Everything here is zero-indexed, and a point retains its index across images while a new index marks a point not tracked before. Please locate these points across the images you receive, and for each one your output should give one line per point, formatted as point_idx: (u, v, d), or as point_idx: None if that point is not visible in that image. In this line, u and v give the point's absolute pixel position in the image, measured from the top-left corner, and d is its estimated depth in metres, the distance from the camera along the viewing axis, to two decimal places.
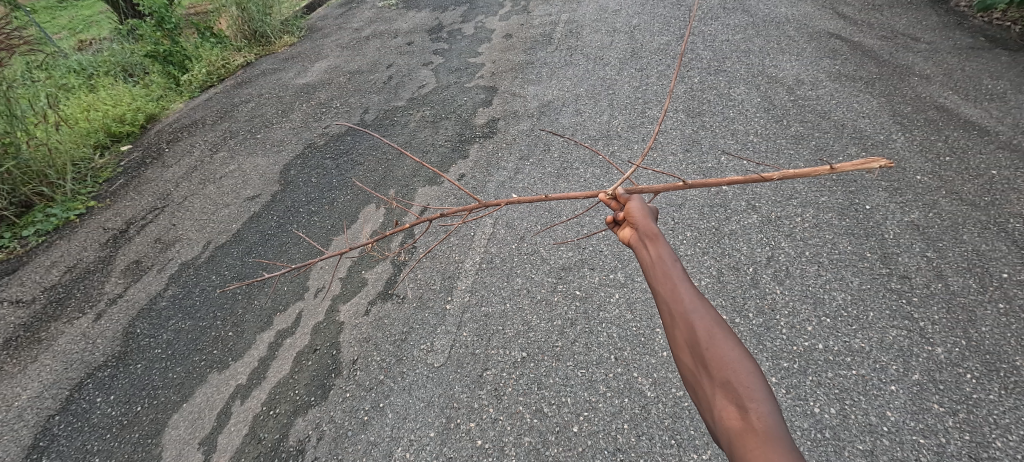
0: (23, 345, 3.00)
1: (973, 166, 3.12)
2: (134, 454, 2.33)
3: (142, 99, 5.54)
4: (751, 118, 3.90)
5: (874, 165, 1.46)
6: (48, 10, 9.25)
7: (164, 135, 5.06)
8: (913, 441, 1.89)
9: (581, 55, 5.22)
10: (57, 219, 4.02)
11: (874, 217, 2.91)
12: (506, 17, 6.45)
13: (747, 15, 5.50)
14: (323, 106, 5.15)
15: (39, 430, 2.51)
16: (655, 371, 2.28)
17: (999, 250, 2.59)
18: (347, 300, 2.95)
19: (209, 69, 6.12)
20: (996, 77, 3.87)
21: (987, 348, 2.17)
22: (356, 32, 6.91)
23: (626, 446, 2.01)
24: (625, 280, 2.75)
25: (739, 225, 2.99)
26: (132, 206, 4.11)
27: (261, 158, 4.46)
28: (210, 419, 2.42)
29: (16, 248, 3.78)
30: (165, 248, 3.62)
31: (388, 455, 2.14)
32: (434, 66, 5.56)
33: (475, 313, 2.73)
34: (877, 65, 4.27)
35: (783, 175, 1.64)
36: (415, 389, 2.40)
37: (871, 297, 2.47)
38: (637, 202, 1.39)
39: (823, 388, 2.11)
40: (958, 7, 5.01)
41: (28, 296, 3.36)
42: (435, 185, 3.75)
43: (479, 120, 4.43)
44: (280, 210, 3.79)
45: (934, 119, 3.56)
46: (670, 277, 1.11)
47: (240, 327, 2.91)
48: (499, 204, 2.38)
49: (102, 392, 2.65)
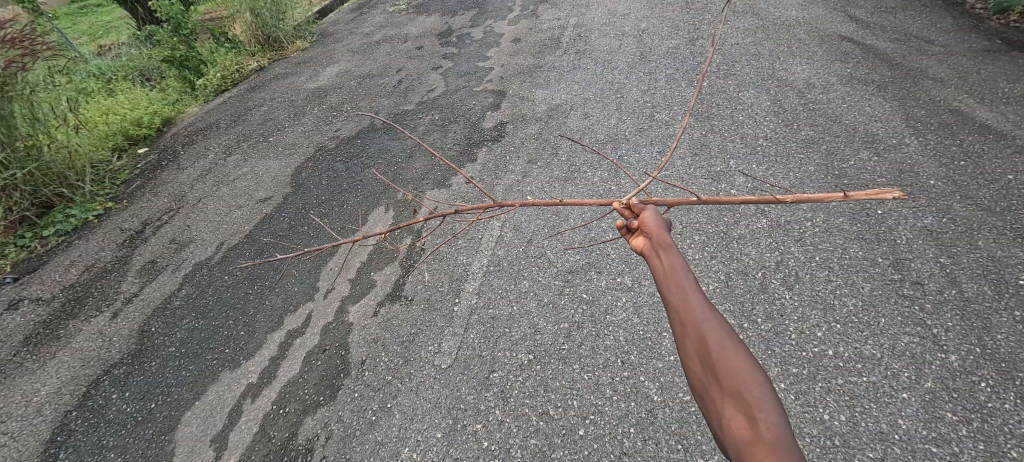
0: (43, 342, 3.08)
1: (989, 171, 3.06)
2: (148, 450, 2.37)
3: (158, 103, 5.69)
4: (761, 121, 3.89)
5: (887, 195, 1.43)
6: (69, 17, 9.57)
7: (180, 138, 5.18)
8: (924, 449, 1.86)
9: (590, 59, 5.24)
10: (77, 219, 4.13)
11: (886, 221, 2.88)
12: (515, 21, 6.49)
13: (758, 18, 5.48)
14: (334, 108, 5.23)
15: (56, 425, 2.57)
16: (662, 376, 2.27)
17: (1016, 256, 2.53)
18: (356, 301, 2.99)
19: (224, 73, 6.26)
20: (1013, 80, 3.80)
21: (1002, 356, 2.13)
22: (367, 36, 7.01)
23: (633, 450, 2.00)
24: (632, 284, 2.75)
25: (747, 230, 2.98)
26: (149, 207, 4.21)
27: (273, 161, 4.54)
28: (222, 417, 2.47)
29: (37, 248, 3.88)
30: (179, 249, 3.69)
31: (395, 455, 2.16)
32: (443, 69, 5.62)
33: (483, 315, 2.75)
34: (890, 68, 4.22)
35: (795, 198, 1.61)
36: (422, 389, 2.42)
37: (882, 303, 2.44)
38: (652, 212, 1.38)
39: (833, 394, 2.09)
40: (974, 9, 4.92)
41: (48, 294, 3.44)
42: (444, 188, 3.80)
43: (488, 123, 4.46)
44: (292, 211, 3.85)
45: (949, 123, 3.51)
46: (682, 286, 1.11)
47: (252, 327, 2.96)
48: (514, 204, 2.36)
49: (118, 389, 2.71)
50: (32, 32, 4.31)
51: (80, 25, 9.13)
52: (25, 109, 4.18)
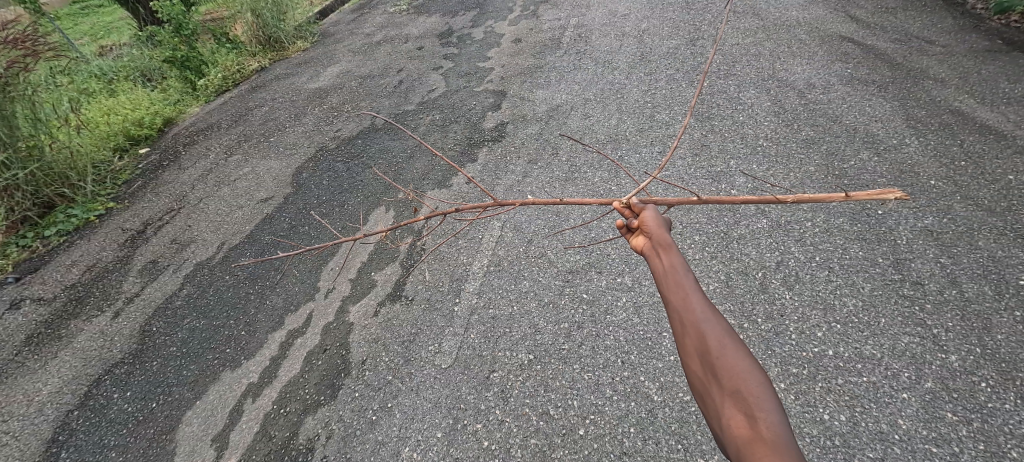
0: (45, 342, 3.08)
1: (990, 171, 3.06)
2: (149, 450, 2.38)
3: (159, 103, 5.70)
4: (761, 121, 3.89)
5: (889, 196, 1.43)
6: (71, 17, 9.59)
7: (181, 138, 5.19)
8: (924, 450, 1.86)
9: (590, 59, 5.25)
10: (78, 219, 4.14)
11: (887, 221, 2.88)
12: (516, 22, 6.50)
13: (758, 18, 5.48)
14: (334, 109, 5.24)
15: (58, 424, 2.57)
16: (662, 376, 2.27)
17: (1016, 256, 2.53)
18: (357, 301, 2.99)
19: (225, 74, 6.28)
20: (1014, 80, 3.80)
21: (1002, 356, 2.13)
22: (368, 36, 7.01)
23: (633, 450, 2.00)
24: (632, 284, 2.76)
25: (748, 230, 2.98)
26: (150, 207, 4.22)
27: (274, 161, 4.54)
28: (223, 416, 2.47)
29: (38, 248, 3.89)
30: (181, 248, 3.70)
31: (396, 454, 2.16)
32: (444, 70, 5.62)
33: (483, 315, 2.75)
34: (890, 68, 4.22)
35: (797, 198, 1.61)
36: (423, 389, 2.42)
37: (883, 304, 2.44)
38: (652, 212, 1.39)
39: (833, 395, 2.09)
40: (974, 9, 4.92)
41: (49, 294, 3.45)
42: (445, 188, 3.80)
43: (489, 124, 4.47)
44: (292, 211, 3.86)
45: (949, 123, 3.51)
46: (682, 286, 1.11)
47: (253, 326, 2.96)
48: (515, 204, 2.36)
49: (120, 389, 2.72)
50: (34, 32, 4.32)
51: (81, 25, 9.16)
52: (27, 110, 4.18)
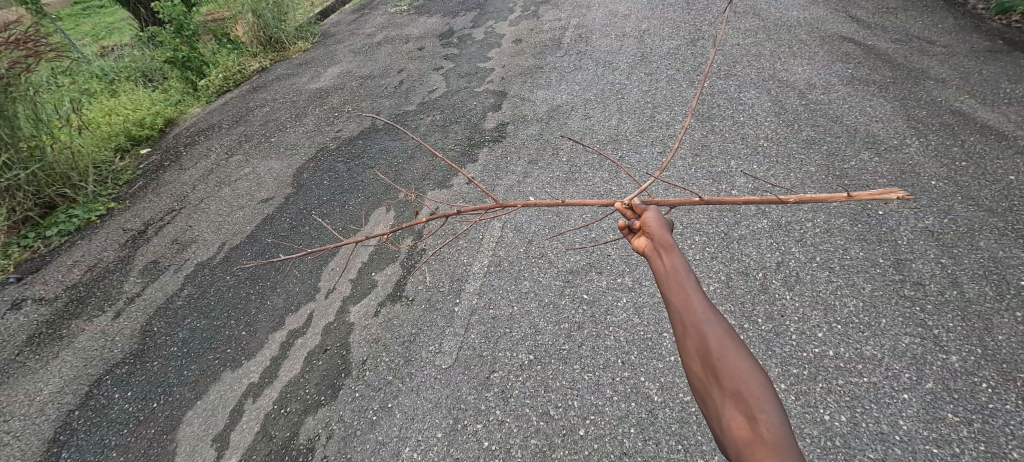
0: (46, 342, 3.09)
1: (991, 171, 3.05)
2: (150, 449, 2.38)
3: (160, 104, 5.72)
4: (762, 121, 3.89)
5: (891, 196, 1.42)
6: (72, 18, 9.63)
7: (182, 138, 5.20)
8: (925, 450, 1.86)
9: (591, 59, 5.25)
10: (79, 219, 4.15)
11: (887, 222, 2.88)
12: (517, 22, 6.50)
13: (759, 18, 5.48)
14: (335, 109, 5.25)
15: (59, 424, 2.58)
16: (662, 376, 2.27)
17: (1017, 257, 2.53)
18: (358, 301, 2.99)
19: (226, 75, 6.34)
20: (1015, 80, 3.80)
21: (1003, 357, 2.12)
22: (368, 37, 7.02)
23: (634, 451, 2.00)
24: (633, 284, 2.76)
25: (748, 231, 2.98)
26: (151, 207, 4.22)
27: (275, 161, 4.55)
28: (224, 416, 2.47)
29: (40, 248, 3.90)
30: (181, 249, 3.71)
31: (396, 454, 2.16)
32: (444, 70, 5.63)
33: (483, 315, 2.75)
34: (891, 68, 4.22)
35: (798, 198, 1.60)
36: (423, 389, 2.43)
37: (884, 304, 2.44)
38: (654, 213, 1.39)
39: (833, 395, 2.09)
40: (975, 9, 4.91)
41: (50, 294, 3.46)
42: (445, 188, 3.81)
43: (489, 124, 4.47)
44: (293, 211, 3.87)
45: (950, 123, 3.50)
46: (683, 287, 1.11)
47: (253, 327, 2.97)
48: (516, 205, 2.34)
49: (121, 389, 2.72)
50: (36, 33, 4.33)
51: (83, 26, 9.19)
52: (28, 110, 4.19)
